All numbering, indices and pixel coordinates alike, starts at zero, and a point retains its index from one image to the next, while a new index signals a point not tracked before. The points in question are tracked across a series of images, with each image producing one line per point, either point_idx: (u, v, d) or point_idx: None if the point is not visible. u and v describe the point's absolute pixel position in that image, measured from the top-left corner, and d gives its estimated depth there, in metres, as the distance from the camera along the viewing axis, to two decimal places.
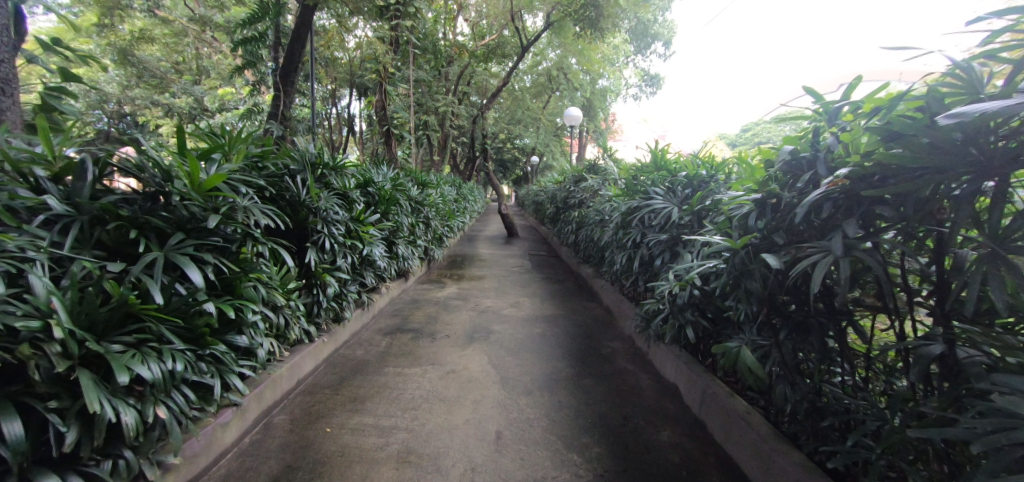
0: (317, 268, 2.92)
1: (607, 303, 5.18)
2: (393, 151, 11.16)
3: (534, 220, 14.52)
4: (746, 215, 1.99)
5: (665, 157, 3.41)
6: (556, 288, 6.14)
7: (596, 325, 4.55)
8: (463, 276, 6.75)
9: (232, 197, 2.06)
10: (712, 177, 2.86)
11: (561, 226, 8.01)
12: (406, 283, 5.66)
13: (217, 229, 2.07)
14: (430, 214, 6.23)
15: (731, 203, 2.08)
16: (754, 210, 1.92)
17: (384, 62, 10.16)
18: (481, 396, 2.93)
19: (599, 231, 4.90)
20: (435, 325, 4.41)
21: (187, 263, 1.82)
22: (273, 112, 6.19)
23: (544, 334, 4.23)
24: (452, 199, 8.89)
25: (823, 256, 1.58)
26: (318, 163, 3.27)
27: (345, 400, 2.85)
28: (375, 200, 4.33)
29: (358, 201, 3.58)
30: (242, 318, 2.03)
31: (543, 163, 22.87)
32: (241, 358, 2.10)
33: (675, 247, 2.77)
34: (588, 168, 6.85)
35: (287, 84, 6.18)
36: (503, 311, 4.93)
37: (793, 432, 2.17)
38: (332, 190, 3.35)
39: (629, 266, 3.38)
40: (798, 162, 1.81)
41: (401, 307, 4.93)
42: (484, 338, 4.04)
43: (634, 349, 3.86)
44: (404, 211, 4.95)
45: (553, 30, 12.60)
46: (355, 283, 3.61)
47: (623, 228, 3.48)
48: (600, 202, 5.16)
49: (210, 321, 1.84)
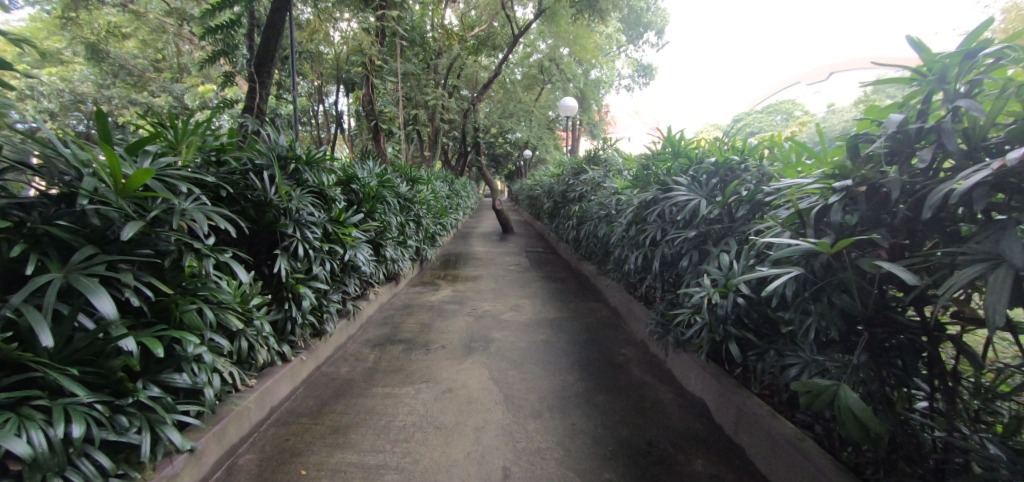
0: (287, 278, 2.51)
1: (614, 304, 4.82)
2: (382, 148, 10.71)
3: (529, 215, 14.19)
4: (825, 207, 1.69)
5: (683, 143, 3.03)
6: (558, 287, 5.76)
7: (604, 328, 4.18)
8: (457, 277, 6.34)
9: (166, 196, 1.66)
10: (743, 163, 2.48)
11: (560, 222, 7.62)
12: (397, 287, 5.26)
13: (148, 239, 1.68)
14: (422, 212, 5.81)
15: (798, 192, 1.83)
16: (844, 200, 1.64)
17: (370, 54, 9.69)
18: (483, 421, 2.54)
19: (604, 227, 4.53)
20: (429, 334, 4.02)
21: (93, 289, 1.44)
22: (247, 107, 5.73)
23: (549, 341, 3.86)
24: (444, 196, 8.50)
25: (994, 264, 1.28)
26: (290, 157, 2.86)
27: (326, 430, 2.46)
28: (360, 200, 3.92)
29: (338, 199, 3.17)
30: (179, 352, 1.66)
31: (537, 157, 22.44)
32: (184, 401, 1.71)
33: (705, 247, 2.40)
34: (588, 159, 6.45)
35: (263, 76, 5.72)
36: (502, 316, 4.54)
37: (861, 466, 1.81)
38: (308, 186, 2.93)
39: (648, 266, 3.01)
40: (905, 137, 1.55)
41: (392, 314, 4.54)
42: (483, 348, 3.66)
43: (649, 356, 3.50)
44: (393, 210, 4.53)
45: (545, 19, 12.17)
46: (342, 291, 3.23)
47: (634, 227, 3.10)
48: (604, 196, 4.77)
49: (128, 362, 1.49)
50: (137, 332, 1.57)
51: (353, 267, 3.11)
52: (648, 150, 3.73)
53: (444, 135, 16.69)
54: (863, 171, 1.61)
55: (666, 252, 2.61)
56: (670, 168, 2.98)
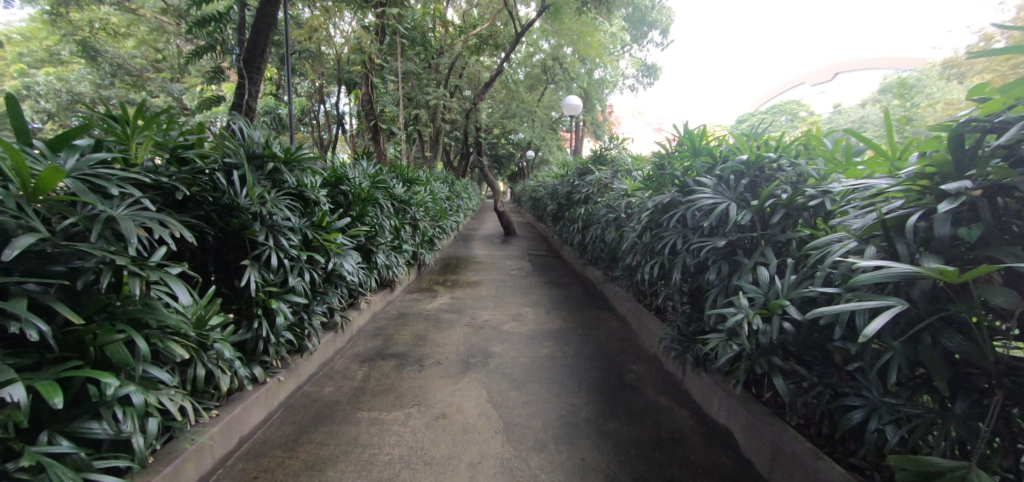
0: (258, 293, 2.22)
1: (622, 313, 4.51)
2: (382, 148, 10.43)
3: (532, 217, 13.89)
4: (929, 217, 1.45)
5: (705, 140, 2.72)
6: (562, 294, 5.46)
7: (613, 341, 3.88)
8: (456, 283, 6.03)
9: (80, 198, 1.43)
10: (779, 162, 2.18)
11: (564, 225, 7.31)
12: (392, 295, 4.96)
13: (60, 255, 1.44)
14: (420, 215, 5.52)
15: (880, 194, 1.60)
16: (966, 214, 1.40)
17: (369, 52, 9.40)
18: (479, 454, 2.24)
19: (613, 232, 4.23)
20: (424, 347, 3.72)
21: None
22: (236, 104, 5.44)
23: (554, 355, 3.56)
24: (444, 197, 8.20)
25: None
26: (267, 155, 2.57)
27: (301, 465, 2.16)
28: (349, 202, 3.62)
29: (323, 202, 2.88)
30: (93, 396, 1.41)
31: (540, 158, 22.12)
32: (109, 453, 1.46)
33: (734, 257, 2.09)
34: (594, 160, 6.13)
35: (252, 71, 5.43)
36: (503, 327, 4.23)
37: None
38: (286, 188, 2.64)
39: (665, 277, 2.70)
40: None
41: (385, 324, 4.25)
42: (482, 363, 3.35)
43: (664, 374, 3.19)
44: (387, 213, 4.23)
45: (549, 17, 11.87)
46: (327, 304, 2.93)
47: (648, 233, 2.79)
48: (612, 198, 4.46)
49: (17, 415, 1.25)
50: (37, 375, 1.33)
51: (338, 276, 2.81)
52: (660, 149, 3.43)
53: (446, 135, 16.40)
54: (988, 168, 1.38)
55: (688, 263, 2.30)
56: (690, 168, 2.67)
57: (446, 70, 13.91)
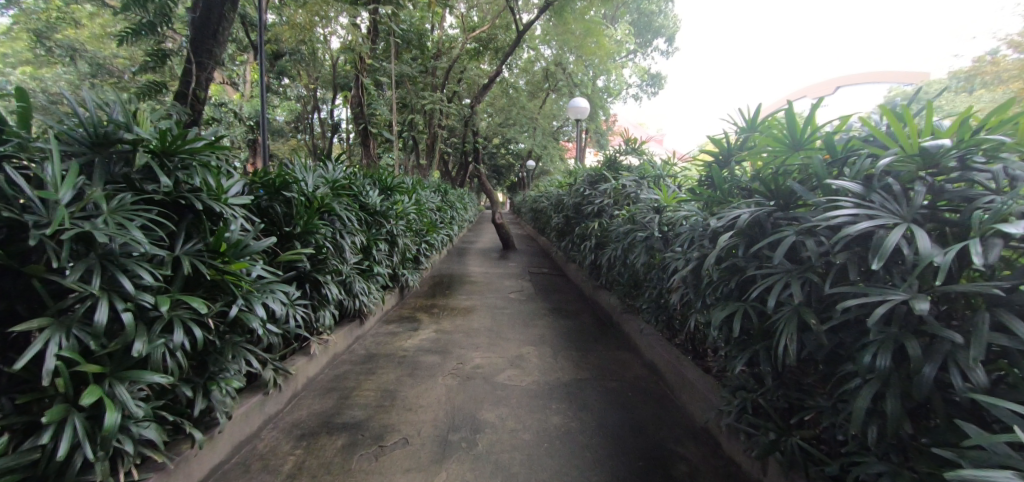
0: (57, 379, 1.29)
1: (650, 358, 3.55)
2: (371, 154, 9.46)
3: (533, 230, 12.96)
4: None
5: (805, 126, 1.80)
6: (572, 326, 4.51)
7: (645, 404, 2.91)
8: (445, 311, 5.04)
9: None
10: (977, 157, 1.29)
11: (570, 241, 6.35)
12: (361, 328, 4.00)
13: None
14: (401, 229, 4.57)
15: None
16: None
17: (359, 51, 8.51)
18: None
19: (641, 256, 3.30)
20: (389, 409, 2.75)
21: None
22: (179, 94, 4.45)
23: (567, 427, 2.59)
24: (435, 208, 7.27)
25: None
26: (144, 147, 1.69)
27: None
28: (290, 214, 2.69)
29: (230, 214, 1.93)
30: None
31: (541, 167, 21.19)
32: None
33: (924, 327, 1.18)
34: (606, 165, 5.20)
35: (200, 55, 4.49)
36: (499, 377, 3.24)
37: None
38: (155, 193, 1.71)
39: (755, 335, 1.77)
40: None
41: (346, 371, 3.29)
42: (468, 444, 2.38)
43: (730, 467, 2.21)
44: (352, 228, 3.30)
45: (553, 18, 11.04)
46: (243, 364, 1.99)
47: (716, 269, 1.86)
48: (638, 211, 3.53)
49: None
50: None
51: (250, 327, 1.86)
52: (714, 146, 2.53)
53: (442, 142, 15.46)
54: None
55: (817, 328, 1.37)
56: (787, 172, 1.75)
57: (443, 73, 13.04)
